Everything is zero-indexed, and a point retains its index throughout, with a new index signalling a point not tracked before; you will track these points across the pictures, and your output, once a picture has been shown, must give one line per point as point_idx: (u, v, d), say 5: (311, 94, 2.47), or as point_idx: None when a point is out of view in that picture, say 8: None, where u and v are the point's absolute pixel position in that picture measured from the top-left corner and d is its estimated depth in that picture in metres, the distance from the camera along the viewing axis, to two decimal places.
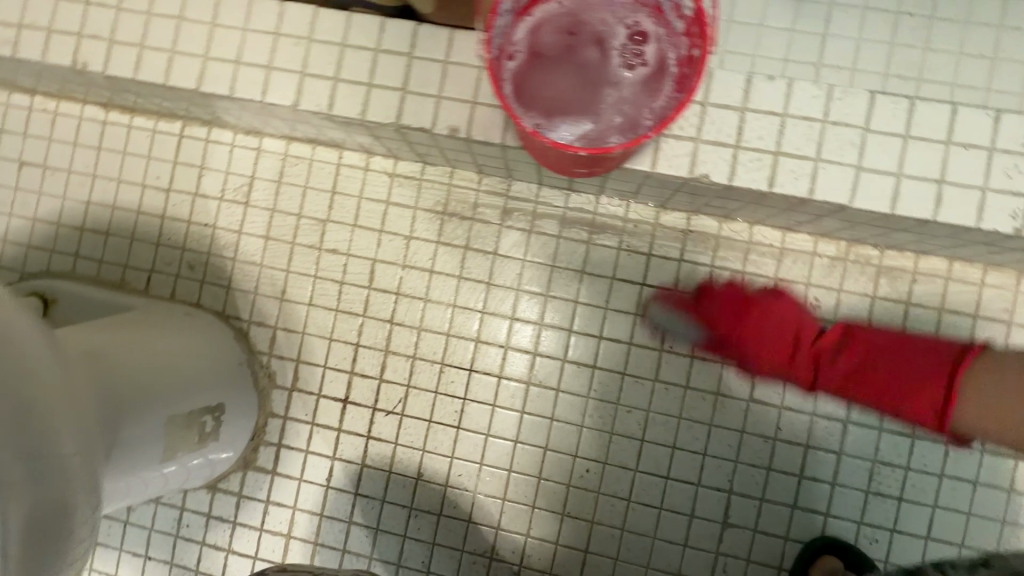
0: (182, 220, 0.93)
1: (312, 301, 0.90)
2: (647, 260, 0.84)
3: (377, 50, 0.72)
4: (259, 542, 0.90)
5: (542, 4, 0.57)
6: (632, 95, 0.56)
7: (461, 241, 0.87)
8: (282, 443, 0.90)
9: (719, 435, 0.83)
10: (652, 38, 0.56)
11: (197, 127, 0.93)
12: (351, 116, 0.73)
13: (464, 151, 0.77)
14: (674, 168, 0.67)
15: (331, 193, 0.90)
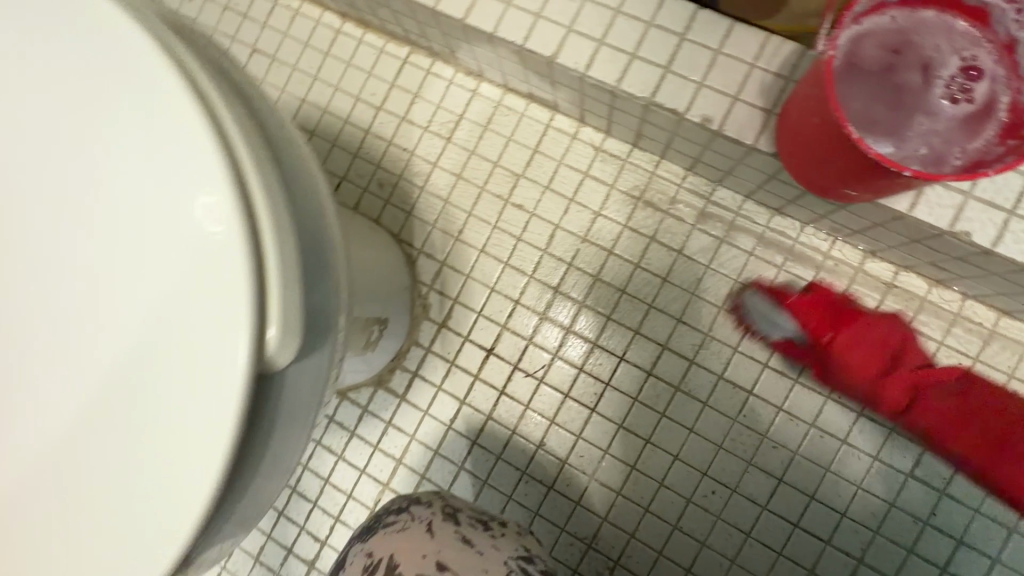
0: (383, 139, 0.96)
1: (484, 248, 0.91)
2: (838, 301, 0.80)
3: (650, 23, 0.71)
4: (370, 458, 0.92)
5: (880, 12, 0.54)
6: (947, 129, 0.54)
7: (649, 230, 0.86)
8: (418, 373, 0.92)
9: (865, 500, 0.79)
10: (985, 77, 0.53)
11: (422, 57, 0.96)
12: (604, 80, 0.73)
13: (697, 144, 0.76)
14: (934, 216, 0.63)
15: (532, 151, 0.91)
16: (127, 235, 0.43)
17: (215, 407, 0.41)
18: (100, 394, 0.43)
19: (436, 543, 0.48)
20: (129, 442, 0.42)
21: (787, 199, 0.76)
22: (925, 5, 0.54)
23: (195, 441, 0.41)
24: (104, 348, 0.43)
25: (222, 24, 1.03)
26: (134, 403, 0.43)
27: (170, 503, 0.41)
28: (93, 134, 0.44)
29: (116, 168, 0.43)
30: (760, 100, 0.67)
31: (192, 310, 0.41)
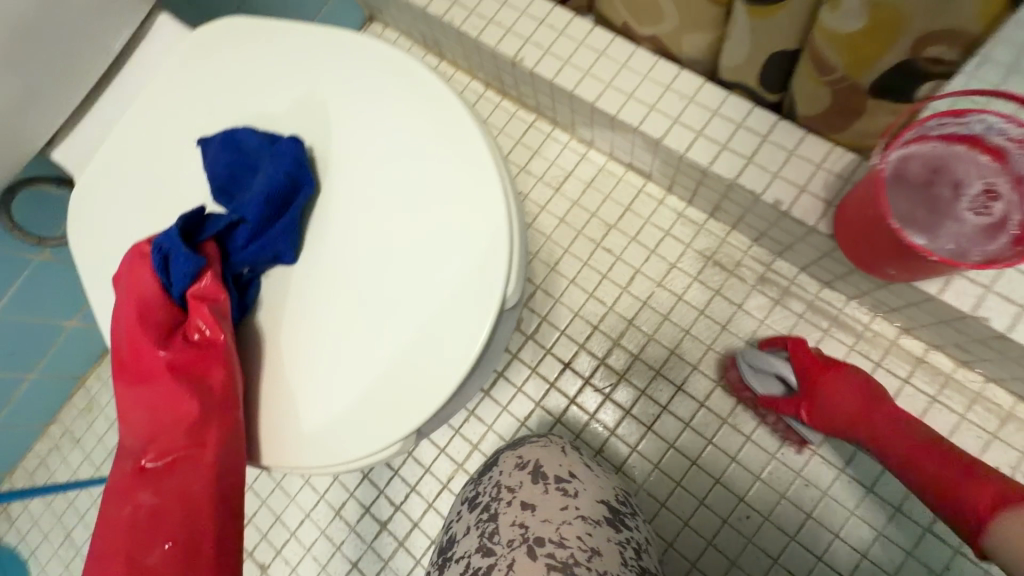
0: (503, 182, 1.19)
1: (573, 279, 1.10)
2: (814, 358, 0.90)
3: (740, 125, 0.92)
4: (450, 440, 1.08)
5: (922, 142, 0.72)
6: (966, 234, 0.71)
7: (715, 285, 1.04)
8: (503, 374, 1.09)
9: (886, 544, 0.90)
10: (1003, 200, 0.70)
11: (545, 123, 1.20)
12: (699, 162, 0.94)
13: (766, 220, 0.95)
14: (958, 302, 0.78)
15: (625, 208, 1.11)
16: (402, 193, 0.56)
17: (460, 332, 0.53)
18: (359, 308, 0.55)
19: (567, 458, 0.71)
20: (379, 347, 0.54)
21: (836, 274, 0.93)
22: (961, 141, 0.72)
23: (439, 355, 0.53)
24: (370, 274, 0.56)
25: None
26: (387, 319, 0.55)
27: (409, 399, 0.53)
28: (384, 114, 0.58)
29: (399, 142, 0.57)
30: (823, 193, 0.86)
31: (449, 255, 0.54)
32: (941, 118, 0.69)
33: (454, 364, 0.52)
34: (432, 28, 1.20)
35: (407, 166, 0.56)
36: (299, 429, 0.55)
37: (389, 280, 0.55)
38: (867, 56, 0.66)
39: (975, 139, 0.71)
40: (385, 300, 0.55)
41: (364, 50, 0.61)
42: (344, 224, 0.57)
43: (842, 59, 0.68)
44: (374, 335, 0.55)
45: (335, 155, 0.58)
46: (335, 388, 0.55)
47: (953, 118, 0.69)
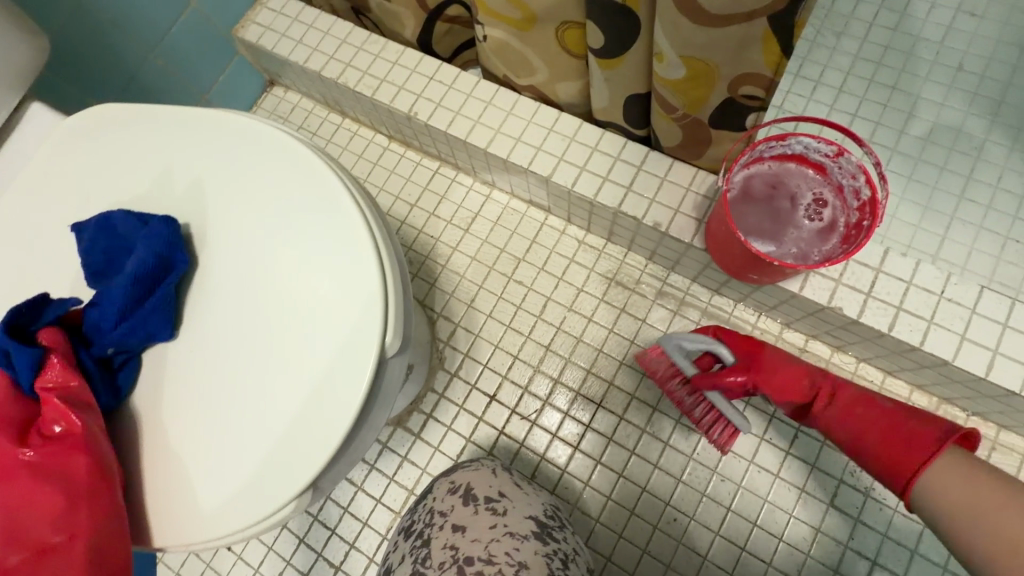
0: (415, 228, 1.23)
1: (490, 314, 1.15)
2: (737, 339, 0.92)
3: (617, 157, 1.02)
4: (385, 489, 1.08)
5: (759, 163, 0.84)
6: (807, 237, 0.82)
7: (619, 303, 1.12)
8: (432, 415, 1.11)
9: (798, 526, 0.97)
10: (829, 206, 0.82)
11: (449, 169, 1.26)
12: (585, 194, 1.03)
13: (653, 240, 1.04)
14: (816, 296, 0.89)
15: (531, 241, 1.18)
16: (279, 259, 0.59)
17: (343, 385, 0.54)
18: (247, 374, 0.57)
19: (496, 479, 0.72)
20: (269, 409, 0.56)
21: (721, 282, 1.03)
22: (791, 159, 0.84)
23: (325, 409, 0.54)
24: (255, 339, 0.58)
25: None
26: (274, 381, 0.56)
27: (300, 457, 0.54)
28: (257, 187, 0.61)
29: (274, 212, 0.60)
30: (694, 212, 0.96)
31: (322, 316, 0.57)
32: (771, 142, 0.81)
33: (339, 417, 0.54)
34: (330, 89, 1.26)
35: (283, 234, 0.59)
36: (195, 502, 0.55)
37: (273, 343, 0.57)
38: (697, 96, 0.77)
39: (800, 157, 0.83)
40: (271, 363, 0.57)
41: (234, 128, 0.64)
42: (227, 295, 0.59)
43: (680, 99, 0.79)
44: (263, 398, 0.56)
45: (214, 231, 0.61)
46: (228, 456, 0.55)
47: (778, 142, 0.81)
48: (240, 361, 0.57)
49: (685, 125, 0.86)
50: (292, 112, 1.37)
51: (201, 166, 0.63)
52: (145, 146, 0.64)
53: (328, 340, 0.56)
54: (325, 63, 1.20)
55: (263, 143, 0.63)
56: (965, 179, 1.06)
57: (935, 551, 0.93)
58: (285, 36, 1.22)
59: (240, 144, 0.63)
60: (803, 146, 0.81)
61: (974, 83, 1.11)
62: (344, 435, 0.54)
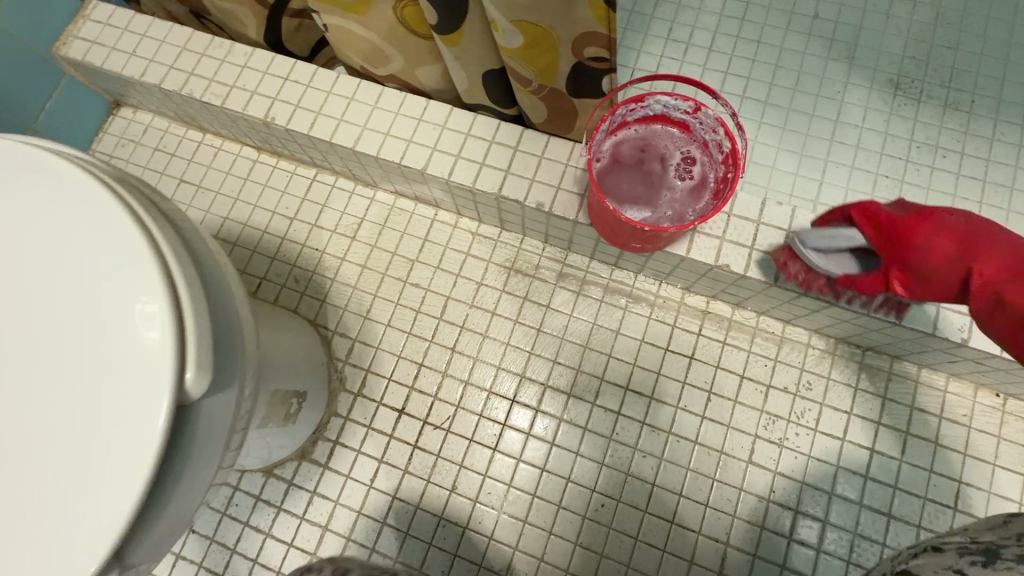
0: (297, 243, 1.14)
1: (389, 323, 1.08)
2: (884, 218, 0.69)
3: (491, 140, 0.96)
4: (297, 530, 0.98)
5: (624, 129, 0.81)
6: (681, 197, 0.80)
7: (521, 292, 1.07)
8: (339, 441, 1.02)
9: (722, 488, 0.96)
10: (697, 162, 0.80)
11: (327, 176, 1.17)
12: (464, 183, 0.97)
13: (542, 223, 1.00)
14: (703, 256, 0.88)
15: (423, 240, 1.11)
16: (47, 306, 0.49)
17: (135, 432, 0.45)
18: (18, 439, 0.47)
19: None
20: (50, 477, 0.46)
21: (616, 255, 1.01)
22: (654, 120, 0.81)
23: (115, 466, 0.45)
24: (26, 406, 0.48)
25: (151, 163, 1.22)
26: (54, 442, 0.47)
27: (89, 535, 0.44)
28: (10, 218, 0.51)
29: (35, 243, 0.50)
30: (575, 187, 0.93)
31: (106, 367, 0.47)
32: (629, 105, 0.77)
33: (134, 471, 0.44)
34: (179, 103, 1.13)
35: (49, 267, 0.50)
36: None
37: (49, 399, 0.47)
38: (545, 63, 0.72)
39: (663, 117, 0.80)
40: (48, 422, 0.47)
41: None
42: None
43: (530, 69, 0.74)
44: (40, 465, 0.46)
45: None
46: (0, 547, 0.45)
47: (637, 104, 0.77)
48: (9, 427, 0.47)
49: (545, 96, 0.81)
50: (145, 133, 1.23)
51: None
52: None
53: (115, 382, 0.47)
54: (165, 73, 1.07)
55: (12, 165, 0.52)
56: (833, 123, 1.08)
57: (851, 489, 0.94)
58: (115, 49, 1.08)
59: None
60: (662, 105, 0.78)
61: (830, 29, 1.14)
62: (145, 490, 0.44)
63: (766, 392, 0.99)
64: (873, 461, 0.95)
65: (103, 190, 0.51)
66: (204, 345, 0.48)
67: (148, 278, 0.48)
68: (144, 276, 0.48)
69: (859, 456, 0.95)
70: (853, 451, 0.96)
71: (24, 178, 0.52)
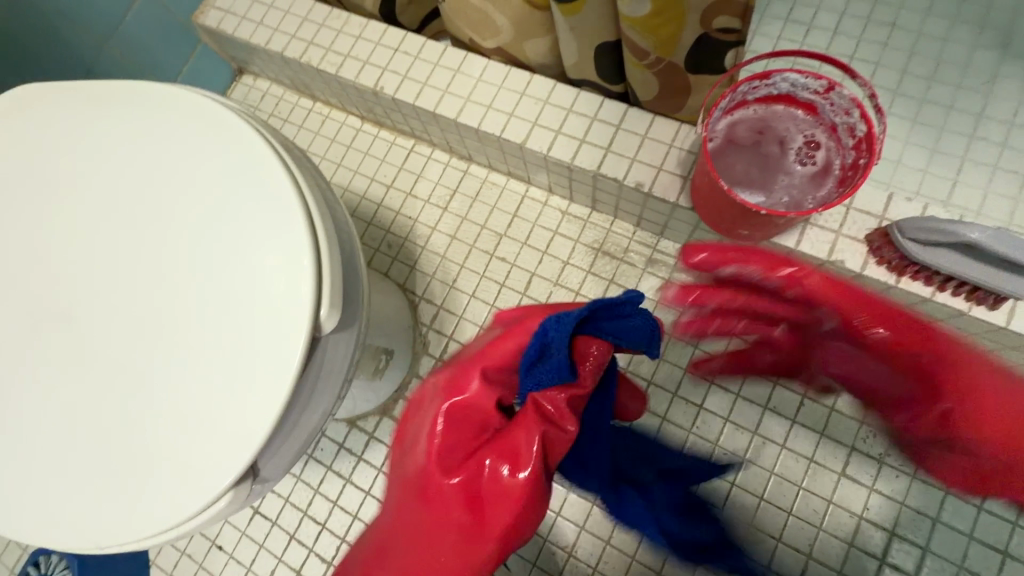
0: (392, 210, 1.18)
1: (474, 294, 1.10)
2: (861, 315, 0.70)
3: (594, 118, 0.95)
4: (374, 481, 1.04)
5: (743, 108, 0.76)
6: (799, 183, 0.76)
7: (607, 274, 1.06)
8: None
9: (808, 498, 0.90)
10: (821, 147, 0.75)
11: (424, 147, 1.21)
12: (562, 159, 0.97)
13: (637, 204, 0.97)
14: (814, 250, 0.82)
15: (513, 215, 1.12)
16: (199, 238, 0.53)
17: (274, 355, 0.49)
18: (166, 354, 0.51)
19: None
20: (195, 390, 0.50)
21: None
22: (778, 100, 0.76)
23: (257, 384, 0.49)
24: (173, 326, 0.52)
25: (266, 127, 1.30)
26: (200, 360, 0.51)
27: (227, 449, 0.48)
28: (170, 155, 0.56)
29: (190, 179, 0.55)
30: (679, 169, 0.90)
31: (249, 299, 0.51)
32: (754, 82, 0.72)
33: (274, 390, 0.48)
34: (296, 71, 1.20)
35: (202, 200, 0.54)
36: (117, 505, 0.49)
37: (194, 319, 0.52)
38: (668, 34, 0.69)
39: (787, 97, 0.75)
40: (193, 341, 0.51)
41: (144, 96, 0.58)
42: (143, 274, 0.53)
43: (649, 41, 0.72)
44: (186, 378, 0.50)
45: (125, 209, 0.55)
46: (151, 447, 0.49)
47: (761, 82, 0.72)
48: (158, 343, 0.52)
49: (659, 71, 0.79)
50: (262, 99, 1.32)
51: (108, 141, 0.58)
52: (42, 123, 0.59)
53: (256, 308, 0.50)
54: (287, 42, 1.14)
55: (173, 111, 0.57)
56: (976, 117, 0.97)
57: (960, 518, 0.86)
58: (245, 18, 1.17)
59: (147, 112, 0.58)
60: (790, 84, 0.73)
61: (983, 11, 1.02)
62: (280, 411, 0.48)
63: None
64: None
65: (253, 133, 0.55)
66: (336, 282, 0.51)
67: (291, 215, 0.51)
68: (286, 213, 0.52)
69: None
70: None
71: (184, 122, 0.57)
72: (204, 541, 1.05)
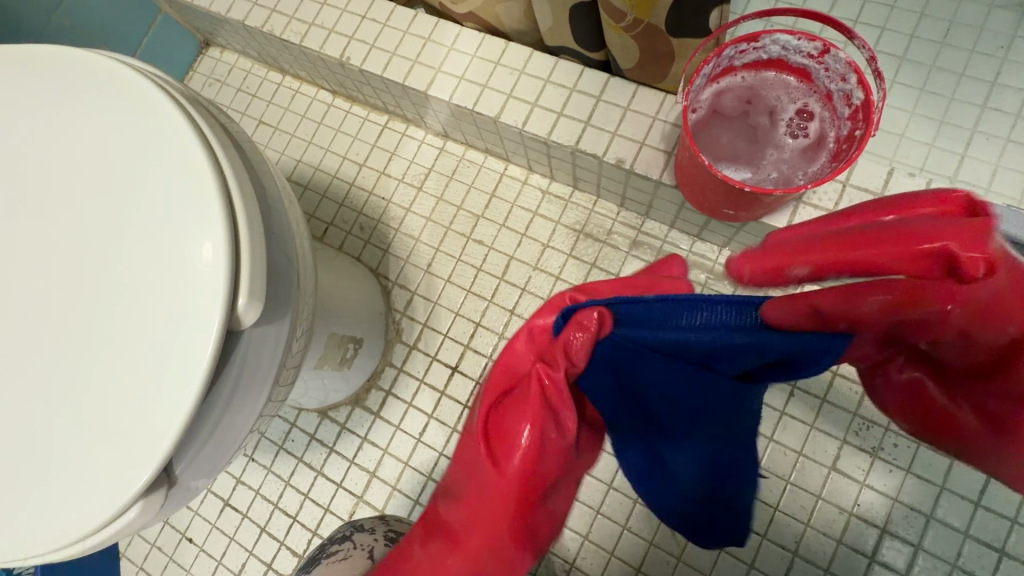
0: (365, 191, 1.12)
1: (449, 279, 1.04)
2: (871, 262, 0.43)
3: (572, 89, 0.88)
4: (346, 473, 1.00)
5: (729, 75, 0.69)
6: (790, 158, 0.69)
7: (589, 258, 1.00)
8: (391, 392, 1.02)
9: (796, 493, 0.86)
10: (815, 118, 0.68)
11: (398, 123, 1.14)
12: (538, 134, 0.90)
13: (620, 182, 0.91)
14: None
15: (491, 195, 1.06)
16: (112, 222, 0.49)
17: (186, 352, 0.45)
18: (68, 353, 0.47)
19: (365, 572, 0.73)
20: (100, 391, 0.46)
21: (701, 224, 0.90)
22: (768, 65, 0.69)
23: (166, 384, 0.45)
24: (84, 319, 0.47)
25: (235, 103, 1.24)
26: (111, 355, 0.46)
27: (136, 453, 0.44)
28: (78, 134, 0.51)
29: (99, 160, 0.50)
30: (662, 144, 0.83)
31: (164, 290, 0.47)
32: (741, 45, 0.65)
33: (185, 391, 0.44)
34: (261, 43, 1.13)
35: (112, 183, 0.50)
36: (14, 518, 0.45)
37: (100, 314, 0.47)
38: None
39: (778, 62, 0.68)
40: (104, 337, 0.47)
41: (54, 66, 0.53)
42: (46, 265, 0.49)
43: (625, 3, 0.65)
44: (90, 377, 0.46)
45: (25, 193, 0.50)
46: (52, 454, 0.45)
47: (749, 44, 0.65)
48: (67, 336, 0.47)
49: (638, 35, 0.72)
50: (230, 73, 1.25)
51: (17, 116, 0.52)
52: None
53: (168, 300, 0.46)
54: (249, 10, 1.07)
55: (84, 85, 0.53)
56: (988, 86, 0.90)
57: (956, 515, 0.82)
58: None
59: (56, 85, 0.53)
60: (781, 47, 0.66)
61: None
62: (192, 409, 0.44)
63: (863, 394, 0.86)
64: (989, 489, 0.81)
65: (169, 108, 0.50)
66: (258, 268, 0.47)
67: (206, 197, 0.47)
68: (200, 197, 0.47)
69: (971, 481, 0.82)
70: (964, 474, 0.82)
71: (90, 98, 0.52)
72: (174, 534, 1.03)
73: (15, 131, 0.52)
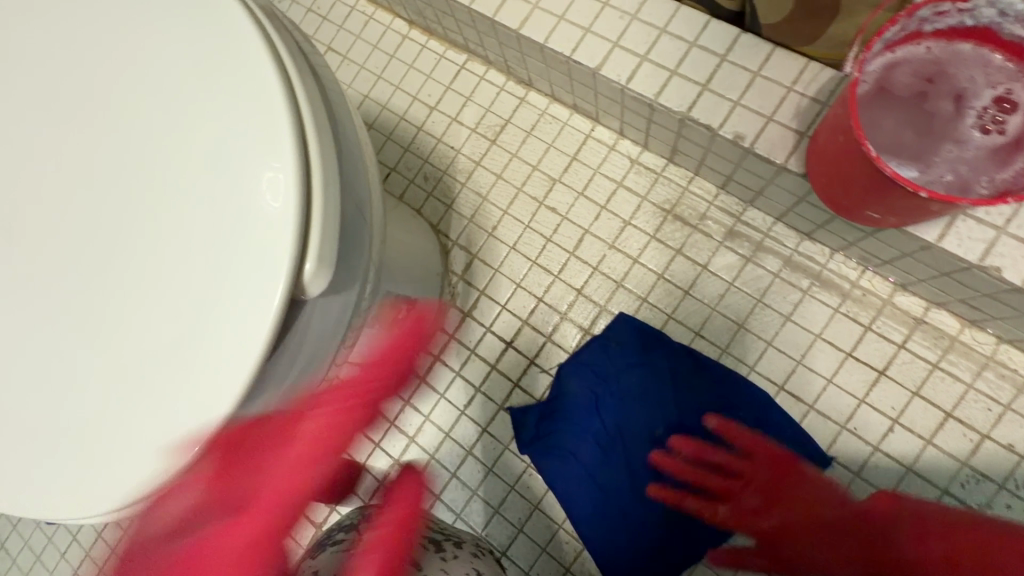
0: (433, 137, 1.03)
1: (514, 246, 0.95)
2: None
3: (693, 44, 0.74)
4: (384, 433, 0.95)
5: (912, 43, 0.55)
6: (974, 158, 0.55)
7: (675, 243, 0.88)
8: (439, 358, 0.96)
9: None
10: (1017, 111, 0.54)
11: (477, 64, 1.02)
12: (644, 94, 0.77)
13: (729, 161, 0.78)
14: (963, 250, 0.62)
15: (571, 158, 0.95)
16: (168, 153, 0.43)
17: (248, 315, 0.39)
18: (116, 299, 0.42)
19: None
20: (146, 345, 0.41)
21: (818, 222, 0.78)
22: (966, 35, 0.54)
23: (217, 352, 0.39)
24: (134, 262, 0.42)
25: (304, 24, 1.14)
26: (159, 308, 0.41)
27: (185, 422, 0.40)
28: (147, 40, 0.44)
29: (159, 75, 0.43)
30: (794, 122, 0.69)
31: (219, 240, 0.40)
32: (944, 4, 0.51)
33: (240, 362, 0.39)
34: None
35: (170, 111, 0.43)
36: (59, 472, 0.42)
37: (151, 259, 0.42)
38: None
39: (982, 32, 0.53)
40: (153, 286, 0.42)
41: None
42: (110, 190, 0.44)
43: None
44: (145, 321, 0.41)
45: (89, 106, 0.45)
46: (104, 404, 0.42)
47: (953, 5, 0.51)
48: (117, 280, 0.42)
49: None
50: None
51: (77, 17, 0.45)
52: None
53: (230, 249, 0.40)
54: None
55: None
56: None
57: None
58: None
59: None
60: (996, 12, 0.51)
61: None
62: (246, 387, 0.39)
63: (978, 443, 0.74)
64: None
65: (244, 18, 0.42)
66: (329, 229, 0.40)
67: (277, 133, 0.40)
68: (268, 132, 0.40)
69: None
70: None
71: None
72: None
73: (77, 33, 0.46)
